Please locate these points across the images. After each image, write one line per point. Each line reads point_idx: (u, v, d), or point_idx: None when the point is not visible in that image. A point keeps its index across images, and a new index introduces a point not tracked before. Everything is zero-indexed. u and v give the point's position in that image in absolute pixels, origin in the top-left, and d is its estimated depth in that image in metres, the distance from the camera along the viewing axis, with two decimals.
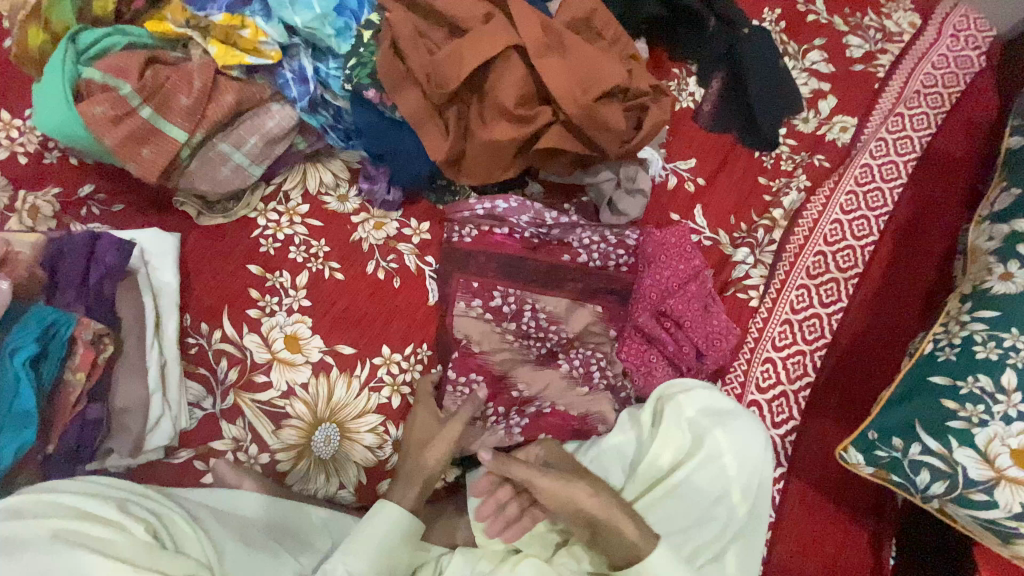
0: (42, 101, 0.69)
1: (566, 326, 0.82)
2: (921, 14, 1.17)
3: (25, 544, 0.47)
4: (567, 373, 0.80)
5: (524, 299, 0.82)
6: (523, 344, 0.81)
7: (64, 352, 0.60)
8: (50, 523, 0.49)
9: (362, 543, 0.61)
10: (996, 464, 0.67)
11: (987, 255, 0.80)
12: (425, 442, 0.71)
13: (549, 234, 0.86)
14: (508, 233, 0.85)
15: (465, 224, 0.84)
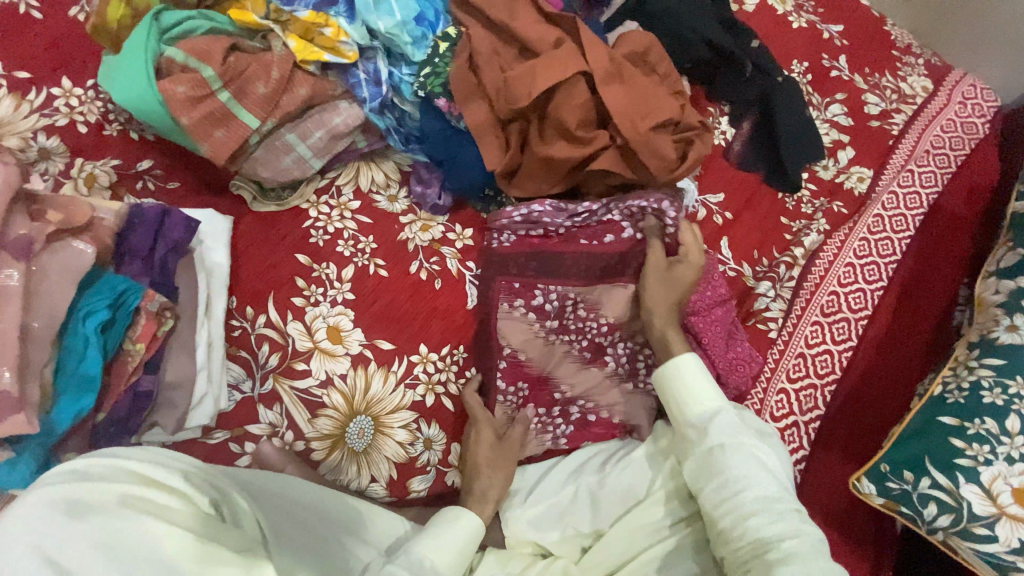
0: (121, 74, 0.70)
1: (602, 312, 0.83)
2: (933, 80, 1.26)
3: (95, 506, 0.50)
4: (611, 372, 0.82)
5: (567, 295, 0.83)
6: (565, 342, 0.82)
7: (129, 321, 0.63)
8: (120, 488, 0.53)
9: (444, 545, 0.65)
10: (998, 501, 0.72)
11: (994, 307, 0.86)
12: (495, 462, 0.75)
13: (581, 224, 0.86)
14: (545, 233, 0.85)
15: (503, 230, 0.85)
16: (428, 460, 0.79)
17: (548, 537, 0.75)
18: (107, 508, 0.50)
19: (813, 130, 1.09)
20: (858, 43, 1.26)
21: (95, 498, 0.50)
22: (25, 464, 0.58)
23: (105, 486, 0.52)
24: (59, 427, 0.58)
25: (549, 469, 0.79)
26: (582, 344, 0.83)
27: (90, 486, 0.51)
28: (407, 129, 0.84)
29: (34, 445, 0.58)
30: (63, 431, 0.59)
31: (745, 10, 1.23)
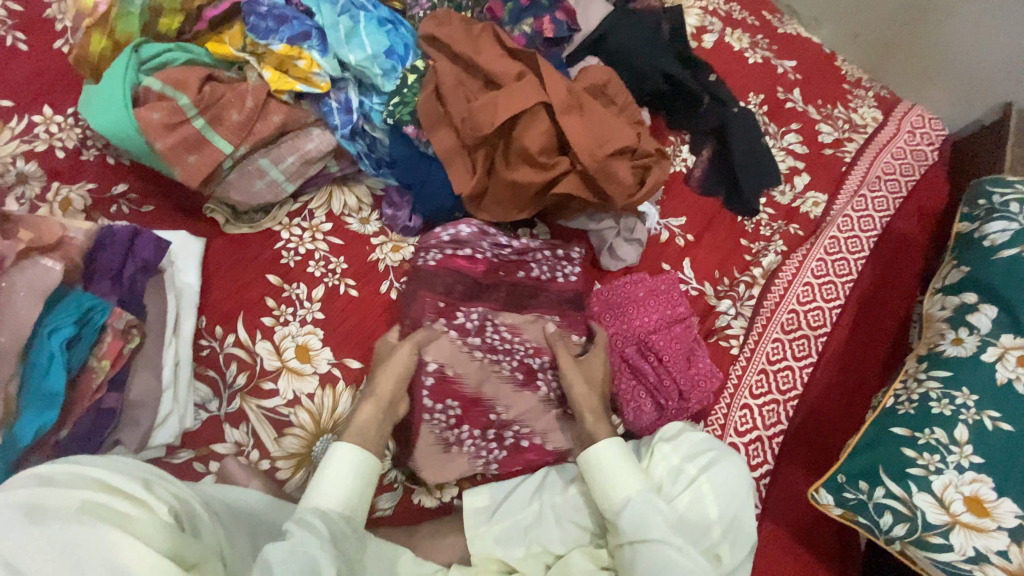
0: (99, 102, 0.73)
1: (526, 336, 0.86)
2: (882, 111, 1.34)
3: (53, 513, 0.48)
4: (544, 397, 0.84)
5: (487, 317, 0.85)
6: (492, 360, 0.83)
7: (94, 338, 0.65)
8: (81, 494, 0.51)
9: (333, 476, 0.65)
10: (951, 509, 0.74)
11: (940, 322, 0.90)
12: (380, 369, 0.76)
13: (507, 254, 0.90)
14: (472, 256, 0.87)
15: (430, 249, 0.86)
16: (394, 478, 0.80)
17: (513, 552, 0.75)
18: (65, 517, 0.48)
19: (768, 157, 1.14)
20: (810, 77, 1.35)
21: (54, 503, 0.49)
22: None
23: (65, 494, 0.50)
24: (22, 441, 0.59)
25: (512, 490, 0.79)
26: (514, 366, 0.84)
27: (49, 494, 0.49)
28: (377, 154, 0.87)
29: None
30: (24, 446, 0.59)
31: (703, 47, 1.31)
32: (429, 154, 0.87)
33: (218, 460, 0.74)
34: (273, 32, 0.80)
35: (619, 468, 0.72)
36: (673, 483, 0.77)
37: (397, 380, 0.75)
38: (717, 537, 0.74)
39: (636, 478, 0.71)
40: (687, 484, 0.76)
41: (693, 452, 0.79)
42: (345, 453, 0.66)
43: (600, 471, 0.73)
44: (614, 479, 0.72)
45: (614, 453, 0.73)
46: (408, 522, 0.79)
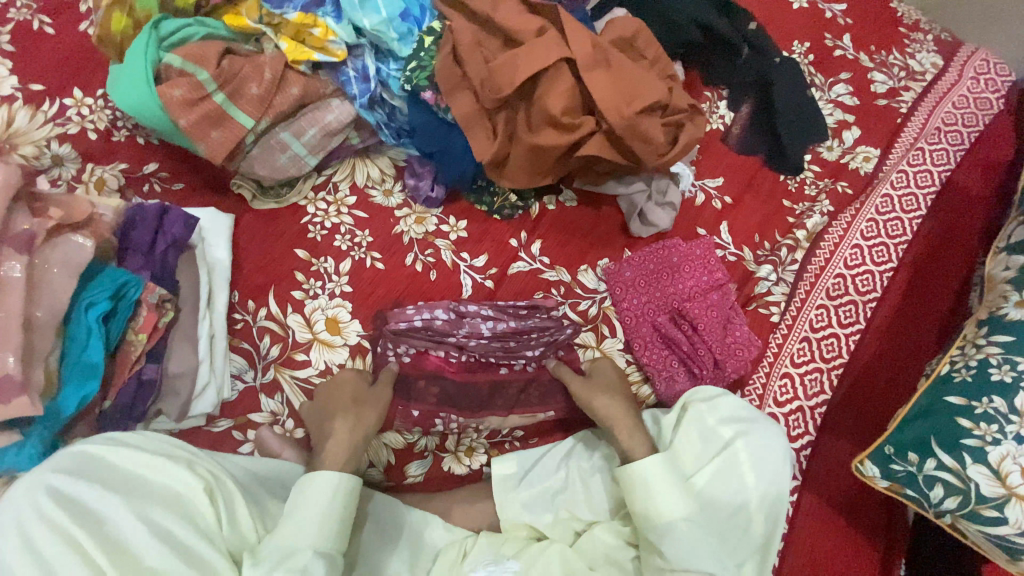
0: (124, 81, 0.74)
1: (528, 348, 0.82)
2: (944, 55, 1.22)
3: (81, 495, 0.53)
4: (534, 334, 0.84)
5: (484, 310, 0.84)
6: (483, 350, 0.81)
7: (130, 312, 0.67)
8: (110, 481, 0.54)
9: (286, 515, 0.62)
10: (1007, 482, 0.69)
11: (1003, 284, 0.83)
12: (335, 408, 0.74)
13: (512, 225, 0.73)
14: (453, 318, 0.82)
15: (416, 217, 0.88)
16: (424, 445, 0.80)
17: (542, 520, 0.76)
18: (96, 508, 0.52)
19: (812, 111, 1.07)
20: (862, 21, 1.23)
21: (85, 488, 0.53)
22: (32, 446, 0.62)
23: (96, 485, 0.54)
24: (65, 412, 0.63)
25: (544, 453, 0.79)
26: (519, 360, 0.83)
27: (84, 485, 0.53)
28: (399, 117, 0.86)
29: (40, 429, 0.62)
30: (68, 416, 0.63)
31: None
32: (448, 121, 0.84)
33: (254, 429, 0.76)
34: (287, 0, 0.78)
35: (661, 485, 0.69)
36: (710, 447, 0.74)
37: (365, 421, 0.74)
38: (755, 513, 0.71)
39: (678, 501, 0.68)
40: (721, 451, 0.73)
41: (726, 417, 0.76)
42: (318, 488, 0.64)
43: (638, 487, 0.70)
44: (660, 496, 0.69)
45: (658, 471, 0.70)
46: (437, 488, 0.80)
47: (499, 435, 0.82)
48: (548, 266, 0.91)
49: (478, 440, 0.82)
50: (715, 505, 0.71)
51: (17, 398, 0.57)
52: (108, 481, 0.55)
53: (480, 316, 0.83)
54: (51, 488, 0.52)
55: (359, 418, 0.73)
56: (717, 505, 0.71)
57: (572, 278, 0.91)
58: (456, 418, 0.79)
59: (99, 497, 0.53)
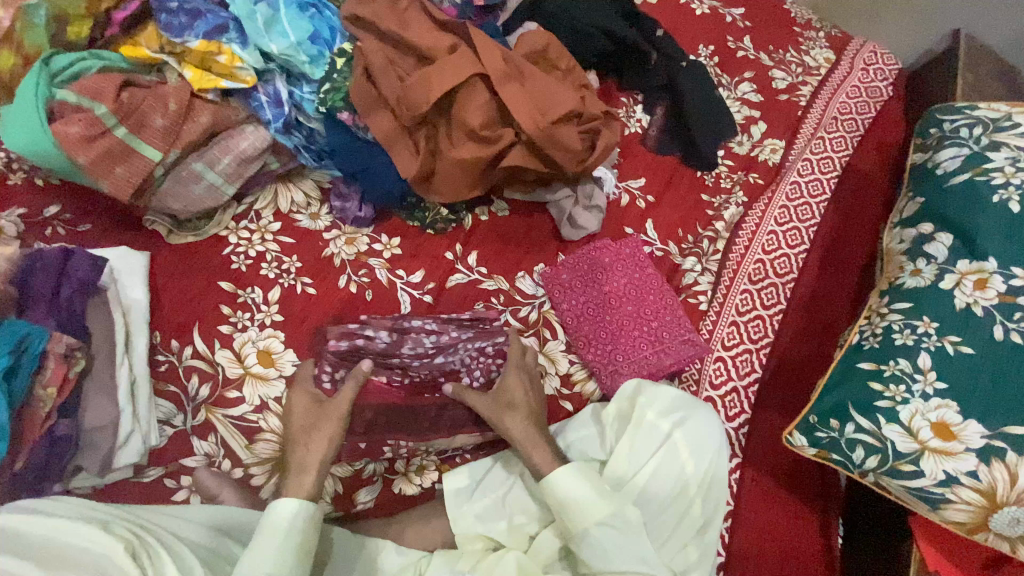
0: (13, 121, 0.71)
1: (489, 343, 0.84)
2: (835, 51, 1.32)
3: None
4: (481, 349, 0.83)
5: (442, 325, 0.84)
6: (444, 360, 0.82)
7: (36, 366, 0.63)
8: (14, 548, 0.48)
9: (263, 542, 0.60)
10: (919, 437, 0.75)
11: (899, 255, 0.90)
12: (302, 434, 0.70)
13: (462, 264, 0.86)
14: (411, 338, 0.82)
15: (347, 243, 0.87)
16: (373, 470, 0.79)
17: (496, 528, 0.76)
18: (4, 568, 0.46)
19: (722, 108, 1.13)
20: (759, 24, 1.33)
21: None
22: None
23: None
24: None
25: (490, 468, 0.79)
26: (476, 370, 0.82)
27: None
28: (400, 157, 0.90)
29: None
30: None
31: (649, 2, 1.28)
32: (368, 140, 0.84)
33: (189, 474, 0.73)
34: (188, 29, 0.76)
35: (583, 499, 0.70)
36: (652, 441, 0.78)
37: (331, 436, 0.70)
38: (695, 494, 0.77)
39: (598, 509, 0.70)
40: (663, 443, 0.78)
41: (663, 407, 0.80)
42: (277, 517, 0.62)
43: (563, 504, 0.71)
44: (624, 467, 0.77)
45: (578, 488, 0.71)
46: (389, 512, 0.78)
47: (449, 450, 0.81)
48: (486, 276, 0.92)
49: (428, 458, 0.81)
50: (656, 498, 0.76)
51: None
52: (14, 548, 0.49)
53: (424, 331, 0.83)
54: None
55: (310, 446, 0.69)
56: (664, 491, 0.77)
57: (511, 285, 0.92)
58: (407, 443, 0.77)
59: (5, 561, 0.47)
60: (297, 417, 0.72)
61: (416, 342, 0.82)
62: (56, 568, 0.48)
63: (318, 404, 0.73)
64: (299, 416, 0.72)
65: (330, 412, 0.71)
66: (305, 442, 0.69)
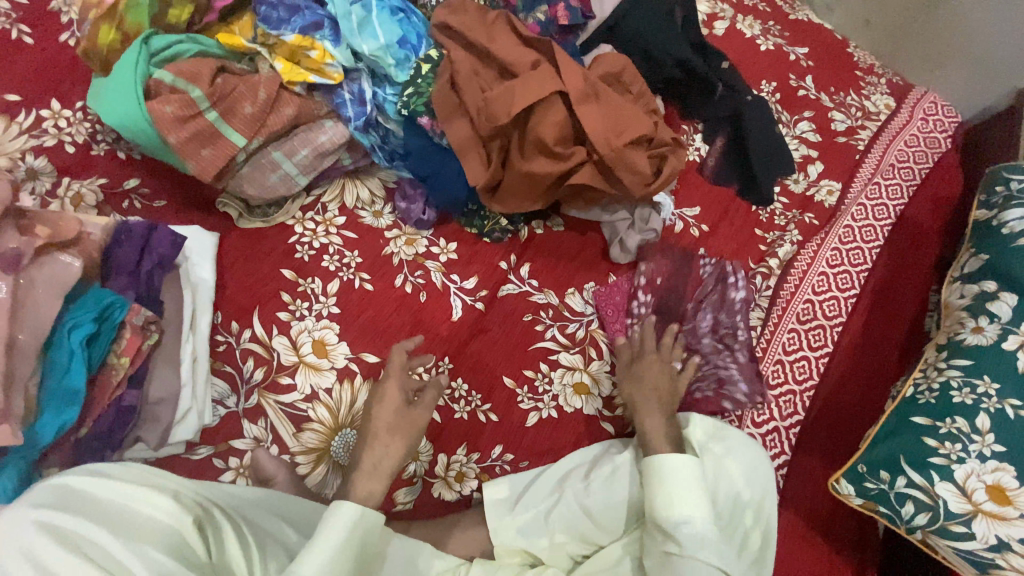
0: (109, 95, 0.73)
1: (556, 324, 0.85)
2: (896, 97, 1.32)
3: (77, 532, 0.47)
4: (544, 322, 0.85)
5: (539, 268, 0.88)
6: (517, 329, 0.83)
7: (114, 335, 0.66)
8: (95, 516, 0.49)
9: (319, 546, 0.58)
10: (973, 498, 0.73)
11: (960, 310, 0.89)
12: (377, 430, 0.71)
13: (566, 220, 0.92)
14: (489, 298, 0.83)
15: (406, 243, 0.88)
16: (414, 471, 0.79)
17: (538, 544, 0.76)
18: (91, 538, 0.47)
19: (784, 145, 1.12)
20: (822, 64, 1.33)
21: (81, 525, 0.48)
22: (10, 473, 0.60)
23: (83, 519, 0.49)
24: (43, 440, 0.60)
25: (537, 477, 0.79)
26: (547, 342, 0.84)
27: (70, 514, 0.48)
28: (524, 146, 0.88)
29: (16, 459, 0.60)
30: (46, 444, 0.61)
31: (715, 34, 1.29)
32: (443, 146, 0.85)
33: (237, 457, 0.73)
34: (285, 23, 0.80)
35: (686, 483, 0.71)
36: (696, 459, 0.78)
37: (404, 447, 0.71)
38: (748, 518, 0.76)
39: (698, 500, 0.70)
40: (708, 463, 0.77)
41: (710, 432, 0.80)
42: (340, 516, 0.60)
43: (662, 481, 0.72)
44: (671, 492, 0.71)
45: (683, 470, 0.72)
46: (429, 516, 0.78)
47: (489, 459, 0.81)
48: (537, 289, 0.92)
49: (468, 465, 0.81)
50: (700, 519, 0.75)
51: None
52: (94, 513, 0.50)
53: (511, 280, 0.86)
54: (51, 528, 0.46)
55: (387, 449, 0.70)
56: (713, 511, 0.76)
57: (560, 300, 0.92)
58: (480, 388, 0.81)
59: (91, 529, 0.47)
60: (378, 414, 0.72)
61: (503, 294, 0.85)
62: (135, 540, 0.49)
63: (404, 406, 0.73)
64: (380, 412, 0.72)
65: (413, 419, 0.73)
66: (382, 437, 0.70)
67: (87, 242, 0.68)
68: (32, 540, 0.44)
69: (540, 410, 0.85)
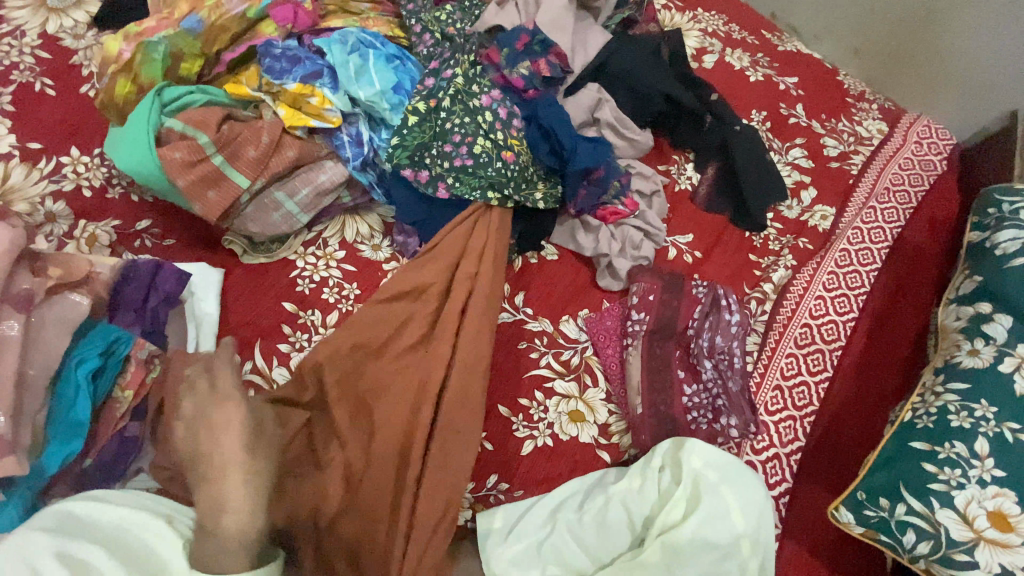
0: (123, 144, 0.78)
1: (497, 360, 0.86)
2: (888, 123, 1.34)
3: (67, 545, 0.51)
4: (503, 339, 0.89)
5: (494, 149, 0.90)
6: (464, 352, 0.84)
7: (119, 368, 0.70)
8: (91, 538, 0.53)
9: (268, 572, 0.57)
10: (974, 525, 0.72)
11: (956, 333, 0.89)
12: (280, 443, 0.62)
13: (537, 136, 0.93)
14: (438, 181, 0.88)
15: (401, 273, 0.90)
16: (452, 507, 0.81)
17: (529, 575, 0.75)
18: (85, 554, 0.51)
19: (774, 172, 1.14)
20: (812, 92, 1.36)
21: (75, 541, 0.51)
22: (14, 506, 0.61)
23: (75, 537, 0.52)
24: (49, 470, 0.63)
25: (530, 507, 0.80)
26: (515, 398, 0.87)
27: (69, 535, 0.52)
28: (514, 179, 0.90)
29: (23, 489, 0.62)
30: (50, 474, 0.63)
31: (704, 67, 1.33)
32: (427, 195, 0.90)
33: None
34: (287, 73, 0.86)
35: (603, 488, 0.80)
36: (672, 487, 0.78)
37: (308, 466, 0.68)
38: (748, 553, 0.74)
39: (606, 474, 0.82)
40: (689, 486, 0.77)
41: (709, 460, 0.79)
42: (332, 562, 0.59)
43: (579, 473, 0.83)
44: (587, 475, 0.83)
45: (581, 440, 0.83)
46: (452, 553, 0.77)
47: (483, 488, 0.81)
48: (531, 317, 0.94)
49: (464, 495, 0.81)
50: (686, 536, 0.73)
51: (8, 455, 0.58)
52: (92, 535, 0.54)
53: (457, 165, 0.89)
54: (46, 544, 0.50)
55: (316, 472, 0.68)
56: (705, 546, 0.73)
57: (555, 328, 0.94)
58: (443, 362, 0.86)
59: (89, 545, 0.52)
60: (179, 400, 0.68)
61: (457, 162, 0.89)
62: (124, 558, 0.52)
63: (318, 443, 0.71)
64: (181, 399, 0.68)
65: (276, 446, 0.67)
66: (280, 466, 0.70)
67: (95, 281, 0.73)
68: (32, 550, 0.49)
69: (536, 438, 0.85)
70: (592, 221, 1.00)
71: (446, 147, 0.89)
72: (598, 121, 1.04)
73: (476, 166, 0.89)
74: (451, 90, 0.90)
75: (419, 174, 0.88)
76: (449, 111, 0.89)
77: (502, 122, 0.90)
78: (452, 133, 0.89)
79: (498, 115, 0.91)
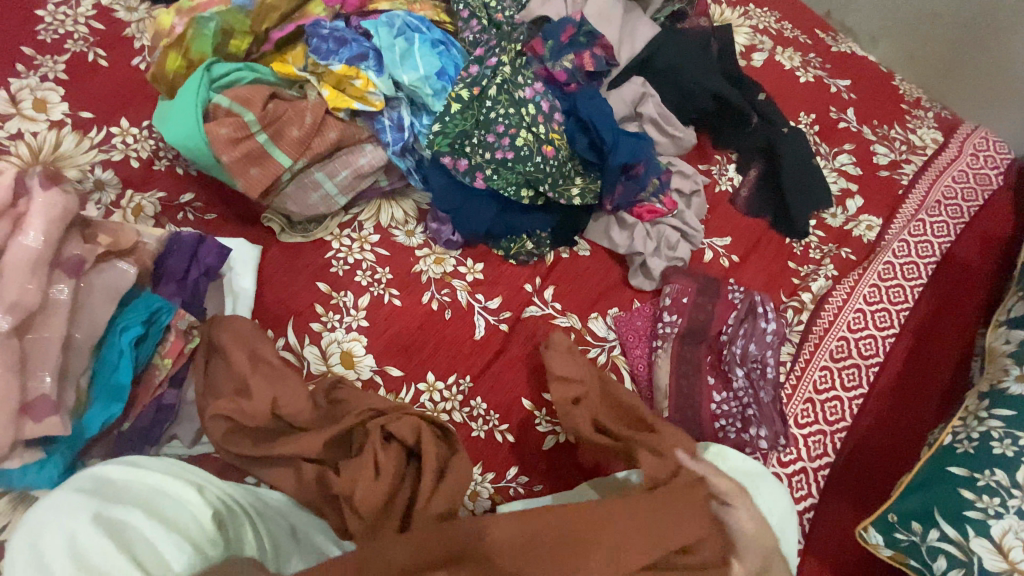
0: (172, 117, 0.80)
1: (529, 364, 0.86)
2: (944, 132, 1.28)
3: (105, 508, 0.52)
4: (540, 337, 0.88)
5: (535, 142, 0.88)
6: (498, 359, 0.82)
7: (159, 337, 0.72)
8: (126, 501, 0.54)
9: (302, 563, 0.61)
10: (1010, 556, 0.69)
11: (1004, 357, 0.85)
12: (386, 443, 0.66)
13: (577, 130, 0.92)
14: (474, 171, 0.88)
15: (434, 261, 0.91)
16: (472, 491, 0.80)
17: None
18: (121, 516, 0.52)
19: (821, 179, 1.10)
20: (865, 96, 1.30)
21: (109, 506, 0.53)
22: (53, 465, 0.63)
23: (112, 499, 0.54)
24: (89, 431, 0.65)
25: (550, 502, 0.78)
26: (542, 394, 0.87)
27: (104, 496, 0.54)
28: (554, 173, 0.89)
29: (64, 447, 0.64)
30: (90, 435, 0.66)
31: (753, 66, 1.29)
32: (465, 185, 0.90)
33: None
34: (334, 54, 0.86)
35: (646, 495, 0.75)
36: None
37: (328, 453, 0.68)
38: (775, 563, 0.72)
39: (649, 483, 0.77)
40: None
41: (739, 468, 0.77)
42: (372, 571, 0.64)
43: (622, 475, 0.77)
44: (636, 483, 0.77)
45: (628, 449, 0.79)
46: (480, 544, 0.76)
47: (503, 480, 0.80)
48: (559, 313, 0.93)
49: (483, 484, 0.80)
50: None
51: (51, 416, 0.60)
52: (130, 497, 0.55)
53: (497, 155, 0.88)
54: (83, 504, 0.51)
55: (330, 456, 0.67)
56: None
57: (583, 325, 0.93)
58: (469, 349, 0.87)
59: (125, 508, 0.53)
60: (237, 357, 0.72)
61: (496, 154, 0.88)
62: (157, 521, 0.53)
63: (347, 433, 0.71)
64: (240, 355, 0.73)
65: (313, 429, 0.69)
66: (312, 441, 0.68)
67: (142, 251, 0.76)
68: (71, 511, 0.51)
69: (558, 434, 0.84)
70: (628, 218, 0.98)
71: (486, 138, 0.88)
72: (641, 116, 1.02)
73: (517, 159, 0.88)
74: (497, 78, 0.88)
75: (458, 162, 0.88)
76: (494, 101, 0.88)
77: (544, 116, 0.89)
78: (496, 123, 0.88)
79: (541, 106, 0.90)
